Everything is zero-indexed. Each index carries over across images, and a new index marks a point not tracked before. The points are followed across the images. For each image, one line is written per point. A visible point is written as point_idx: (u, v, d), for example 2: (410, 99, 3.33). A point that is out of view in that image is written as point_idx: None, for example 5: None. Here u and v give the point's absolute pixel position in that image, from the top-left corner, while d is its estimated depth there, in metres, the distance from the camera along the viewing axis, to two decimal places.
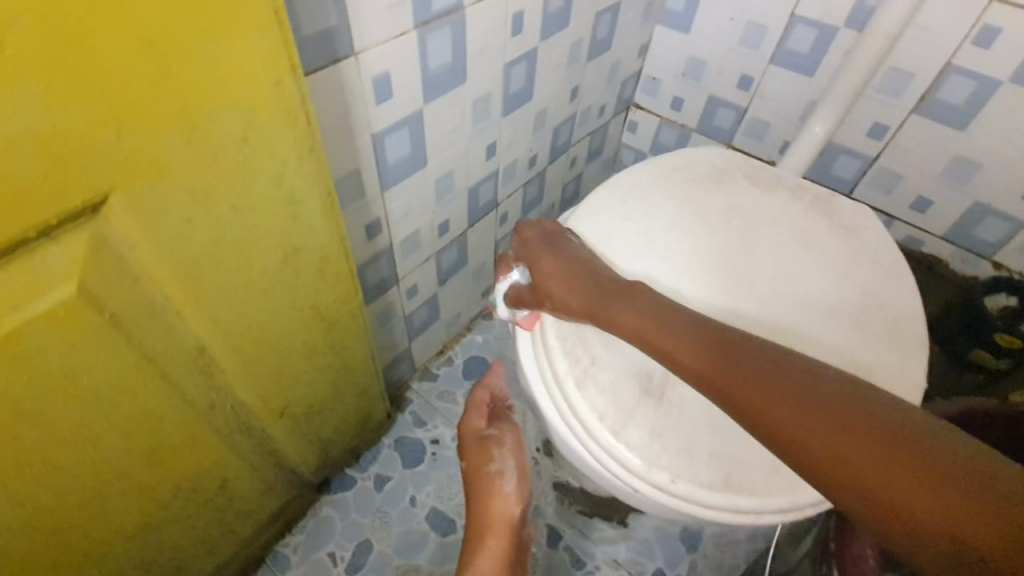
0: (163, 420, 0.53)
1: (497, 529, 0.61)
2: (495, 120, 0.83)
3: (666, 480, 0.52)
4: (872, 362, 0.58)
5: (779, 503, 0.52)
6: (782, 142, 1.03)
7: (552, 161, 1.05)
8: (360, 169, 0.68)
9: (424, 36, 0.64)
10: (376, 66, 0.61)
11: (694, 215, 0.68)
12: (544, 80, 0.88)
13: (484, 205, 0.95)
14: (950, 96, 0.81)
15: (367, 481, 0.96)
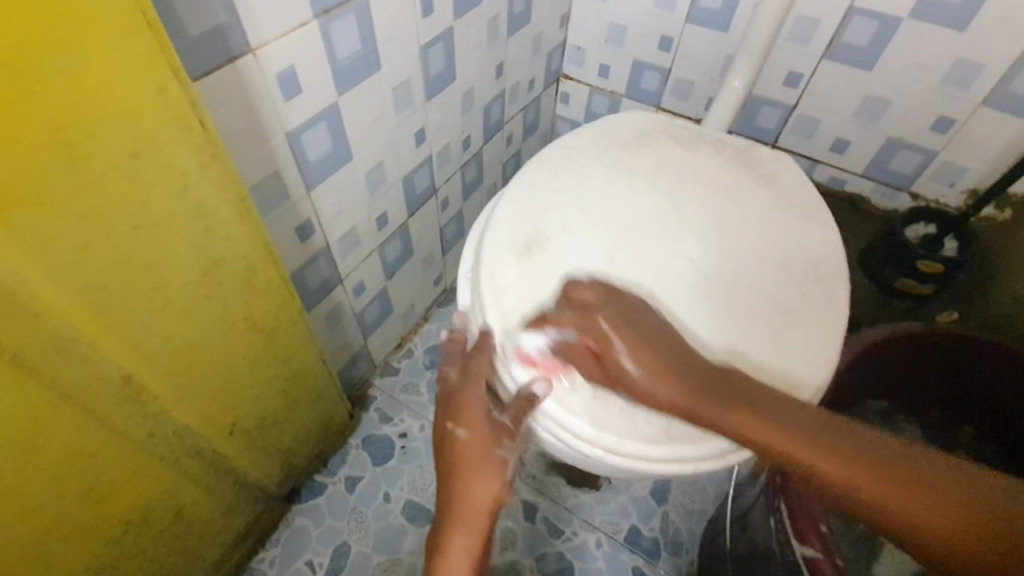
0: (97, 455, 0.51)
1: (478, 519, 0.53)
2: (418, 106, 0.81)
3: (613, 441, 0.55)
4: (797, 304, 0.62)
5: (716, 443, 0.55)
6: (706, 99, 1.04)
7: (488, 141, 1.04)
8: (279, 170, 0.65)
9: (326, 26, 0.61)
10: (278, 61, 0.58)
11: (624, 180, 0.68)
12: (465, 59, 0.86)
13: (422, 193, 0.94)
14: (856, 37, 0.84)
15: (338, 484, 0.95)
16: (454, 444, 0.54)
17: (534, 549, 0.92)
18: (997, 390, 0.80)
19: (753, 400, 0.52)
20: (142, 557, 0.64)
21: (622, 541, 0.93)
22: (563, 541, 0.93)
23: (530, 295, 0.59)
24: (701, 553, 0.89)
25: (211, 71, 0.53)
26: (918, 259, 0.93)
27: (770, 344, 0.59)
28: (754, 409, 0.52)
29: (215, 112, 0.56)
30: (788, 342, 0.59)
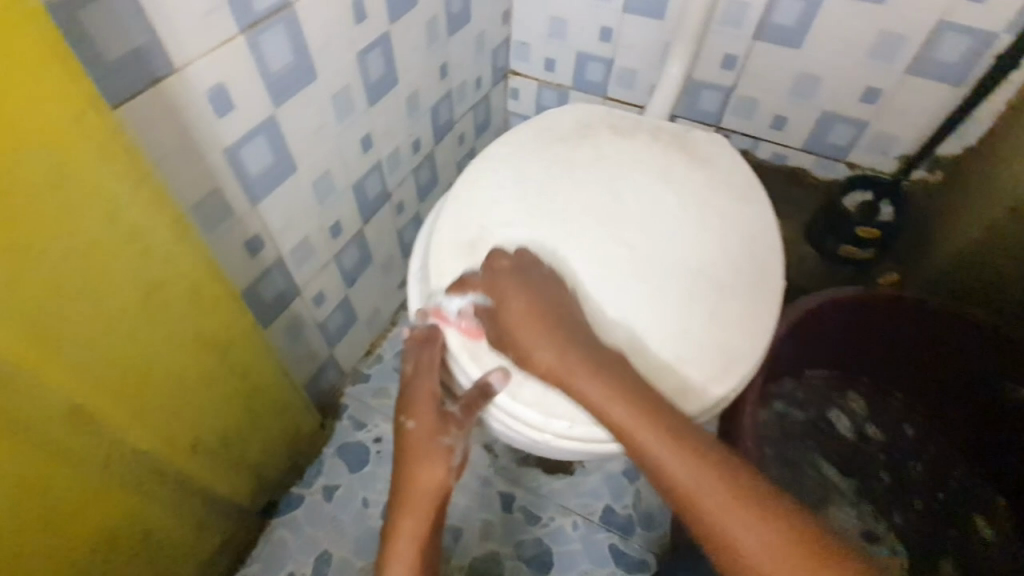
0: (54, 481, 0.51)
1: (425, 497, 0.62)
2: (360, 111, 0.81)
3: (565, 426, 0.58)
4: (736, 278, 0.64)
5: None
6: (650, 86, 1.07)
7: (439, 142, 1.05)
8: (220, 187, 0.66)
9: (254, 39, 0.61)
10: (207, 78, 0.58)
11: (563, 172, 0.70)
12: (406, 61, 0.86)
13: (374, 197, 0.94)
14: (783, 17, 0.87)
15: (316, 494, 0.96)
16: (409, 431, 0.63)
17: (511, 537, 0.95)
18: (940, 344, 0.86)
19: (653, 405, 0.55)
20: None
21: (598, 521, 0.96)
22: (540, 526, 0.95)
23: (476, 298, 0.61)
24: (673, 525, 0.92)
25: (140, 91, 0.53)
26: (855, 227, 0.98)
27: (708, 323, 0.62)
28: (643, 416, 0.54)
29: (144, 135, 0.56)
30: (726, 315, 0.62)
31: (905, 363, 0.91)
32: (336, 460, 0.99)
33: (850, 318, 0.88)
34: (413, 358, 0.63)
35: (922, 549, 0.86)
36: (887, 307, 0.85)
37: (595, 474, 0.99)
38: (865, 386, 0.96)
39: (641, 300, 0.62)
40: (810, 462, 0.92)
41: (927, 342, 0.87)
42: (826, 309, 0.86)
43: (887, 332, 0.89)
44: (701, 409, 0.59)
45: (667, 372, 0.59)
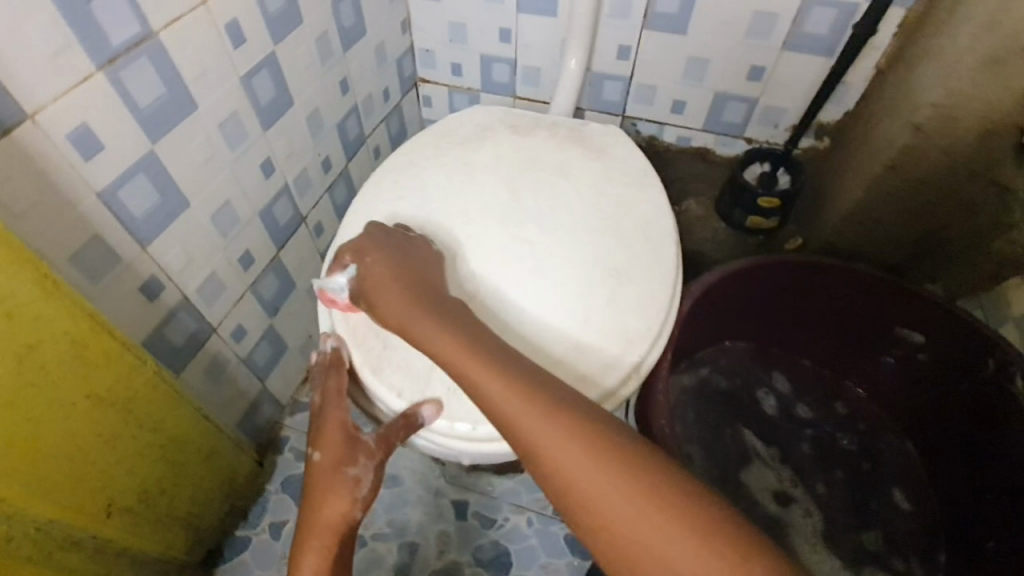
0: (109, 362, 0.56)
1: (338, 450, 0.56)
2: (338, 56, 0.89)
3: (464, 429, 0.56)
4: (667, 235, 0.65)
5: (573, 376, 0.57)
6: (673, 101, 1.04)
7: (404, 94, 1.14)
8: (238, 111, 0.73)
9: None
10: (225, 13, 0.67)
11: (523, 130, 0.74)
12: (371, 16, 0.96)
13: (354, 139, 1.01)
14: (814, 26, 0.87)
15: (288, 454, 0.98)
16: (326, 381, 0.59)
17: (469, 544, 0.88)
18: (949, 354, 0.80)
19: (575, 420, 0.50)
20: (137, 487, 0.67)
21: (550, 515, 0.90)
22: (497, 532, 0.89)
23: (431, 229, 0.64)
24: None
25: (185, 8, 0.62)
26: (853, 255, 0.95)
27: (643, 286, 0.61)
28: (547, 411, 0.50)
29: (185, 54, 0.63)
30: (653, 282, 0.62)
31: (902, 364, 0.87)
32: None
33: (845, 293, 0.86)
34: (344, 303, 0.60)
35: (847, 523, 0.84)
36: (885, 292, 0.83)
37: None
38: (856, 371, 0.93)
39: (578, 247, 0.63)
40: (740, 428, 0.90)
41: (926, 346, 0.83)
42: (822, 272, 0.85)
43: (878, 318, 0.86)
44: (621, 382, 0.57)
45: (597, 320, 0.59)
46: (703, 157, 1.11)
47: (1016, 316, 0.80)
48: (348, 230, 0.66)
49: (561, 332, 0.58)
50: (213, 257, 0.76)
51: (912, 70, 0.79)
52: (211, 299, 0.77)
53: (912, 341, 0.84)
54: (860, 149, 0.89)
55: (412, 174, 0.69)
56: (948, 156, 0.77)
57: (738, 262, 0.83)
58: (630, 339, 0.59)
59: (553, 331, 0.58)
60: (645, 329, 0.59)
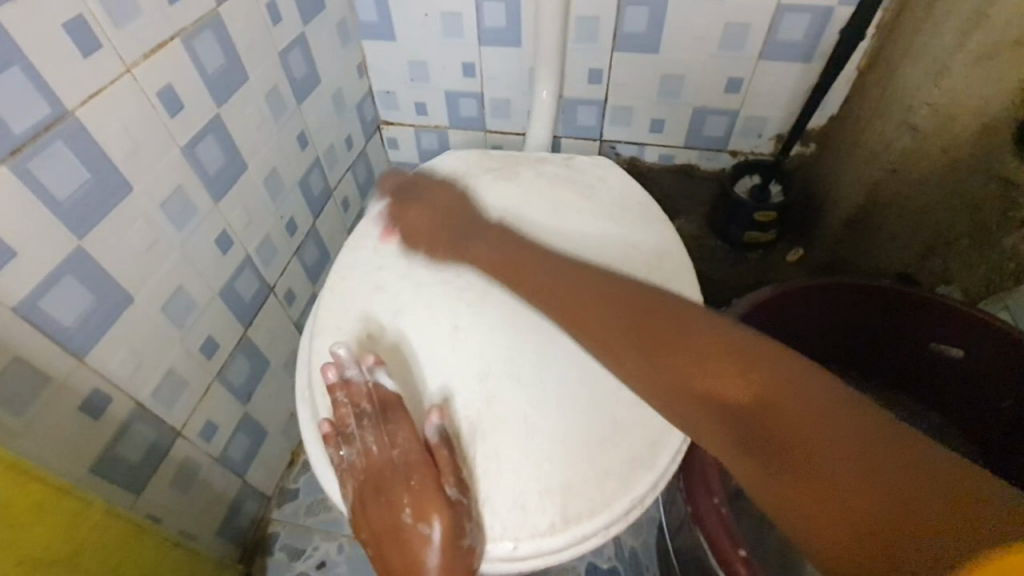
0: (46, 516, 0.46)
1: (402, 567, 0.44)
2: (292, 109, 0.82)
3: (506, 549, 0.45)
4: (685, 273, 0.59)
5: (621, 459, 0.48)
6: (650, 119, 0.99)
7: (368, 139, 1.07)
8: (183, 185, 0.64)
9: (188, 40, 0.62)
10: (155, 80, 0.59)
11: (508, 170, 0.67)
12: (324, 62, 0.88)
13: (320, 194, 0.92)
14: (790, 33, 0.84)
15: (280, 553, 0.87)
16: (359, 486, 0.47)
17: None
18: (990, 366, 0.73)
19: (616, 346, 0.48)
20: None
21: None
22: None
23: (424, 299, 0.56)
24: (662, 571, 0.78)
25: (104, 79, 0.54)
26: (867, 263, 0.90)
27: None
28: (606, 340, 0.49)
29: (111, 131, 0.55)
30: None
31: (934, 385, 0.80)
32: (307, 490, 0.92)
33: (870, 312, 0.78)
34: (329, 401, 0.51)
35: None
36: (913, 305, 0.75)
37: None
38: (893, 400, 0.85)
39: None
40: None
41: (964, 360, 0.75)
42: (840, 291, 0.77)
43: (901, 332, 0.78)
44: (669, 459, 0.49)
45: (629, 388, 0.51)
46: (688, 174, 1.06)
47: None
48: (322, 314, 0.57)
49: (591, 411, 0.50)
50: (168, 353, 0.66)
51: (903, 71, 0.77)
52: (171, 401, 0.67)
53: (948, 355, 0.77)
54: (855, 154, 0.86)
55: (389, 236, 0.62)
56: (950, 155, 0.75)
57: (751, 297, 0.75)
58: None
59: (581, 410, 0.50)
60: None
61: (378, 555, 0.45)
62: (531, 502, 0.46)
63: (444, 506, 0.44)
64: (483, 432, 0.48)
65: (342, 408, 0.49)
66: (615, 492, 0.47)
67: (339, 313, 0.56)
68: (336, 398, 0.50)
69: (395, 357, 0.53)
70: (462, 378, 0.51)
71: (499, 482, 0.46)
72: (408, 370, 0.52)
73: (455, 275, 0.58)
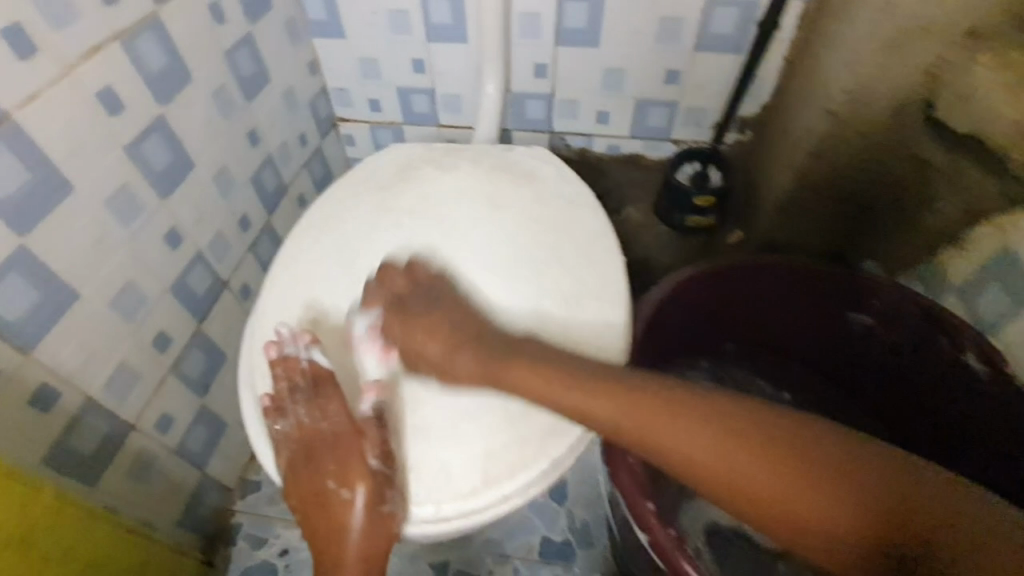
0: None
1: (327, 528, 0.50)
2: (241, 108, 0.83)
3: (429, 512, 0.49)
4: (609, 254, 0.63)
5: (541, 428, 0.52)
6: (596, 111, 1.03)
7: (323, 136, 1.09)
8: (128, 184, 0.66)
9: (128, 43, 0.64)
10: (95, 81, 0.61)
11: (448, 161, 0.71)
12: (272, 60, 0.90)
13: (273, 191, 0.94)
14: (720, 25, 0.88)
15: (244, 542, 0.89)
16: (288, 460, 0.51)
17: None
18: (902, 335, 0.79)
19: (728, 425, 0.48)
20: None
21: (537, 558, 0.85)
22: None
23: (363, 284, 0.60)
24: (610, 540, 0.83)
25: (42, 82, 0.56)
26: (796, 244, 0.97)
27: (593, 316, 0.58)
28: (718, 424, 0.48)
29: (51, 131, 0.57)
30: (601, 310, 0.59)
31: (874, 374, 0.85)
32: (270, 480, 0.94)
33: (799, 288, 0.83)
34: (269, 383, 0.54)
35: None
36: (835, 280, 0.80)
37: (545, 510, 0.89)
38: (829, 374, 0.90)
39: (513, 281, 0.60)
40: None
41: (878, 328, 0.81)
42: (772, 270, 0.81)
43: (820, 307, 0.84)
44: (585, 428, 0.53)
45: None
46: (635, 163, 1.10)
47: (957, 286, 0.79)
48: (264, 302, 0.59)
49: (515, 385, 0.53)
50: (120, 347, 0.68)
51: (819, 59, 0.81)
52: (124, 394, 0.70)
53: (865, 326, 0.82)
54: (783, 140, 0.91)
55: (330, 227, 0.64)
56: (866, 138, 0.80)
57: (687, 272, 0.78)
58: None
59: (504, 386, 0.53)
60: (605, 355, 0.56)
61: (305, 518, 0.51)
62: (455, 468, 0.50)
63: (362, 476, 0.49)
64: (411, 407, 0.52)
65: (282, 380, 0.52)
66: (533, 457, 0.51)
67: (279, 301, 0.59)
68: (275, 373, 0.52)
69: (334, 338, 0.56)
70: (394, 356, 0.55)
71: (430, 451, 0.50)
72: (344, 350, 0.55)
73: (393, 261, 0.61)
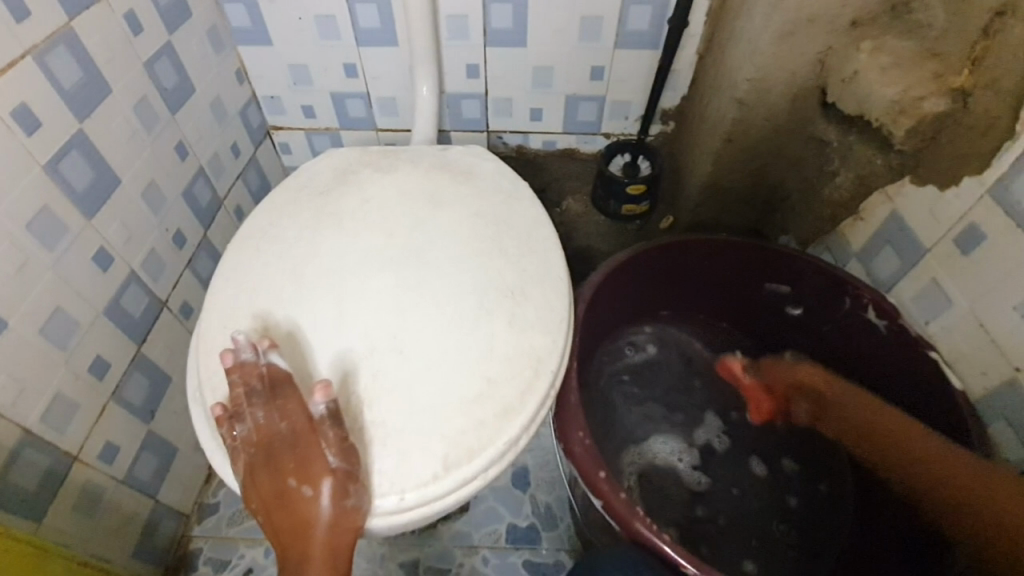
0: None
1: (291, 529, 0.50)
2: (166, 120, 0.81)
3: (391, 502, 0.50)
4: (548, 243, 0.66)
5: (494, 410, 0.55)
6: (530, 108, 1.06)
7: (257, 146, 1.07)
8: (49, 205, 0.64)
9: (42, 58, 0.62)
10: (6, 99, 0.59)
11: (387, 164, 0.72)
12: (196, 70, 0.88)
13: (208, 204, 0.92)
14: (636, 23, 0.94)
15: (205, 566, 0.87)
16: (246, 464, 0.51)
17: None
18: (815, 299, 0.87)
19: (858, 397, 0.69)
20: None
21: (505, 544, 0.88)
22: None
23: (309, 289, 0.60)
24: (573, 518, 0.87)
25: None
26: (721, 223, 1.04)
27: (537, 301, 0.62)
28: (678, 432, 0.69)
29: None
30: (544, 295, 0.62)
31: (795, 337, 0.94)
32: (227, 501, 0.92)
33: (724, 262, 0.90)
34: (220, 395, 0.54)
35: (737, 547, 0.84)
36: (756, 252, 0.88)
37: (509, 497, 0.92)
38: (757, 340, 0.98)
39: (458, 274, 0.62)
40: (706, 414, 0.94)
41: (795, 294, 0.89)
42: (697, 248, 0.88)
43: (745, 279, 0.91)
44: (536, 406, 0.56)
45: (499, 347, 0.58)
46: (570, 156, 1.15)
47: (857, 253, 0.88)
48: (208, 315, 0.59)
49: (466, 373, 0.56)
50: (53, 376, 0.65)
51: (726, 52, 0.88)
52: (62, 425, 0.67)
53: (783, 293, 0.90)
54: (701, 127, 0.98)
55: (271, 235, 0.64)
56: (772, 122, 0.88)
57: (626, 252, 0.83)
58: (539, 356, 0.58)
59: (456, 374, 0.56)
60: (551, 336, 0.59)
61: (268, 522, 0.51)
62: (415, 455, 0.52)
63: (325, 472, 0.49)
64: (368, 402, 0.54)
65: (235, 388, 0.52)
66: (489, 438, 0.53)
67: (224, 313, 0.59)
68: (232, 379, 0.52)
69: (285, 344, 0.56)
70: (346, 356, 0.56)
71: (389, 442, 0.52)
72: (296, 355, 0.56)
73: (338, 265, 0.62)
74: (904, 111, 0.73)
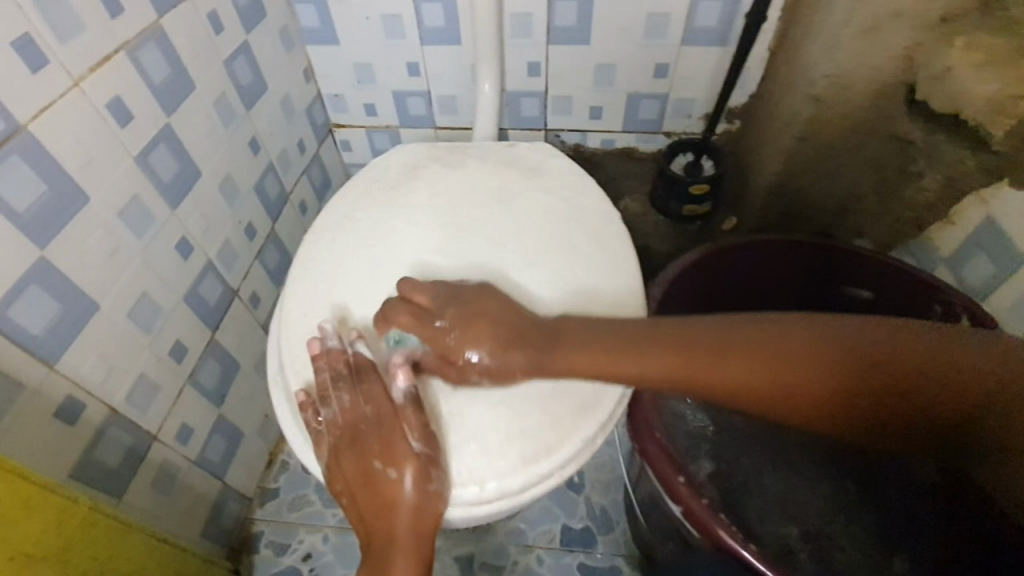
0: (37, 513, 0.49)
1: (375, 510, 0.50)
2: (241, 116, 0.84)
3: (471, 492, 0.50)
4: (620, 240, 0.65)
5: (571, 407, 0.54)
6: (589, 106, 1.05)
7: (320, 143, 1.09)
8: (139, 195, 0.67)
9: (132, 53, 0.65)
10: (103, 93, 0.62)
11: (457, 158, 0.72)
12: (269, 68, 0.90)
13: (276, 198, 0.94)
14: (705, 19, 0.92)
15: (267, 549, 0.89)
16: (331, 446, 0.52)
17: None
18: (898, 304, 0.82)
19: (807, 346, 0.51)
20: None
21: (560, 545, 0.86)
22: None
23: (384, 279, 0.61)
24: (630, 522, 0.85)
25: (53, 94, 0.56)
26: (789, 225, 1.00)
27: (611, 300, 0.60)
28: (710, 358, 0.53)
29: (65, 144, 0.58)
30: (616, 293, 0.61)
31: None
32: (288, 487, 0.94)
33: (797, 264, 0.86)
34: (302, 379, 0.55)
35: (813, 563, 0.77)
36: (832, 254, 0.84)
37: (565, 498, 0.90)
38: None
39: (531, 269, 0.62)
40: None
41: (875, 299, 0.85)
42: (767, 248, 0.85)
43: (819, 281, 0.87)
44: (613, 403, 0.55)
45: None
46: (628, 156, 1.13)
47: (945, 257, 0.83)
48: (287, 302, 0.60)
49: None
50: (138, 358, 0.68)
51: (803, 47, 0.84)
52: (145, 406, 0.70)
53: (862, 298, 0.86)
54: (771, 125, 0.94)
55: (346, 227, 0.65)
56: (850, 120, 0.84)
57: (694, 252, 0.81)
58: None
59: None
60: None
61: (351, 503, 0.51)
62: (495, 447, 0.51)
63: (408, 456, 0.49)
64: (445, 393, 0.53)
65: (322, 374, 0.53)
66: (567, 432, 0.52)
67: (303, 301, 0.60)
68: (318, 366, 0.54)
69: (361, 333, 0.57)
70: None
71: (467, 433, 0.52)
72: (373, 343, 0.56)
73: (413, 256, 0.62)
74: (1002, 111, 0.68)
